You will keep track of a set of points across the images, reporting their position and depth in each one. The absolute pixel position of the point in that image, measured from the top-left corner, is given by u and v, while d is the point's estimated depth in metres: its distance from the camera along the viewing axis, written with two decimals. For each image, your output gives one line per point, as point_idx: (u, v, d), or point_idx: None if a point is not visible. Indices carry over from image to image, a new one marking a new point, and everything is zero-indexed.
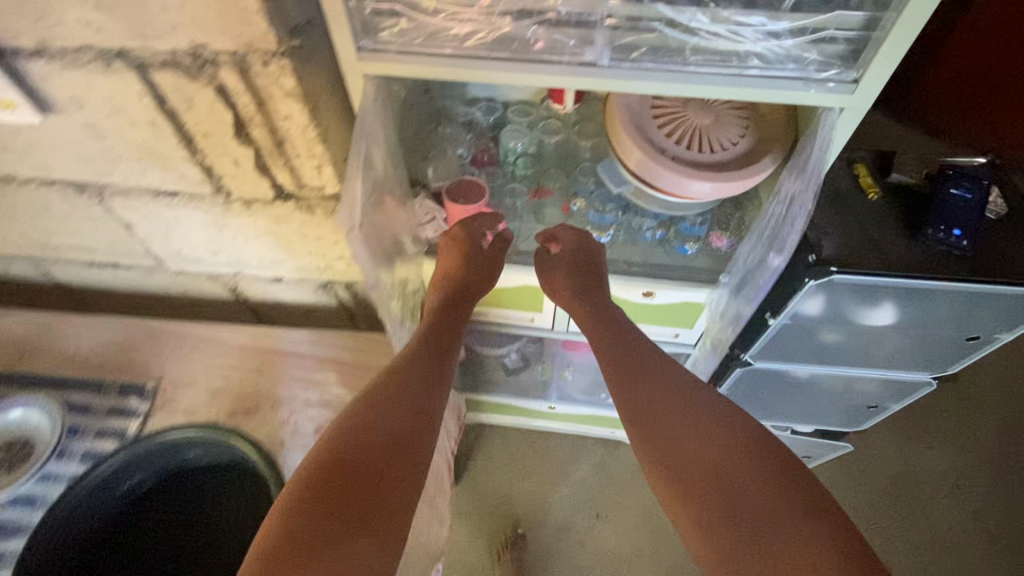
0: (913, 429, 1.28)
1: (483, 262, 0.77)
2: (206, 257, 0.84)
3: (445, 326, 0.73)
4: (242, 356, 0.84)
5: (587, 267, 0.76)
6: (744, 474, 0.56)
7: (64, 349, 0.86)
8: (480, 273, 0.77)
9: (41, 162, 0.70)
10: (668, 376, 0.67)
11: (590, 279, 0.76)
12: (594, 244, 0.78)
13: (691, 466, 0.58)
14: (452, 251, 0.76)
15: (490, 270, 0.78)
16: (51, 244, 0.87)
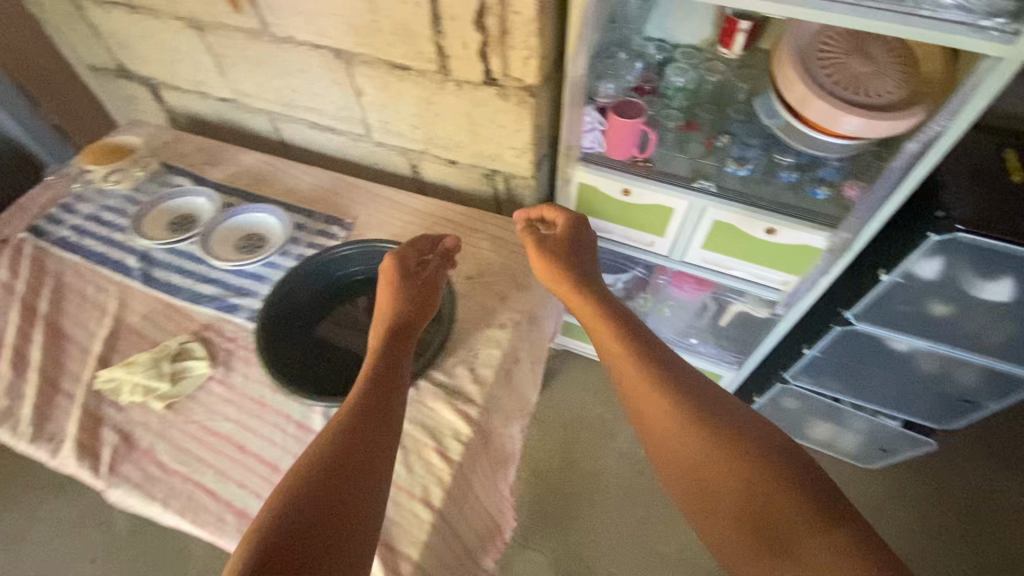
0: (992, 459, 1.35)
1: (421, 284, 0.83)
2: (406, 132, 1.05)
3: (403, 330, 0.77)
4: (416, 216, 1.05)
5: (586, 260, 0.91)
6: (762, 489, 0.59)
7: (287, 184, 1.11)
8: (418, 296, 0.82)
9: (318, 27, 0.92)
10: (691, 392, 0.70)
11: (578, 262, 0.89)
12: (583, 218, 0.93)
13: (716, 487, 0.62)
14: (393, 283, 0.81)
15: (430, 287, 0.83)
16: (293, 102, 1.11)
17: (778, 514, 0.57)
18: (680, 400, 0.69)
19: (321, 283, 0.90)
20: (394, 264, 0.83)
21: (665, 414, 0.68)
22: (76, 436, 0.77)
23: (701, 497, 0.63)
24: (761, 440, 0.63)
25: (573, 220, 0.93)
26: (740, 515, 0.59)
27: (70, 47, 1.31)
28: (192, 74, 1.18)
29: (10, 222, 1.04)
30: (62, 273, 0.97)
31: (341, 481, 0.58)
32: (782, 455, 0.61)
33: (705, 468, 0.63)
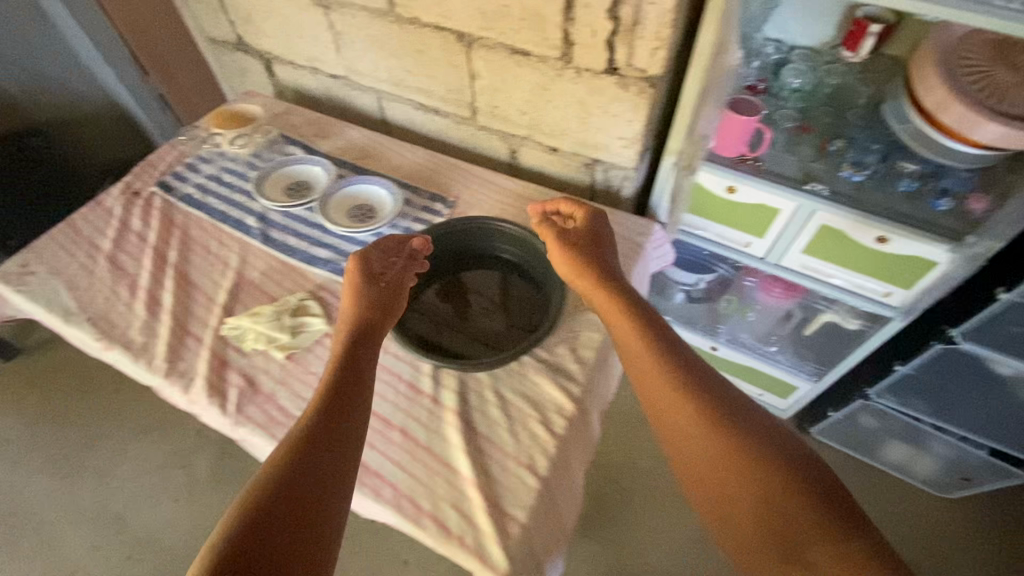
0: None
1: (383, 289, 0.82)
2: (512, 117, 1.07)
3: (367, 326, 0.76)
4: (515, 199, 1.07)
5: (604, 246, 0.85)
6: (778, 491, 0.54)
7: (391, 161, 1.15)
8: (380, 301, 0.80)
9: (446, 9, 0.95)
10: (705, 385, 0.64)
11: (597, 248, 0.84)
12: (599, 210, 0.89)
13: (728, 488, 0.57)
14: (355, 290, 0.79)
15: (392, 293, 0.82)
16: (404, 82, 1.15)
17: (795, 527, 0.52)
18: (694, 393, 0.63)
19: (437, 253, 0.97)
20: (355, 268, 0.81)
21: (678, 406, 0.63)
22: (205, 376, 0.82)
23: (713, 497, 0.58)
24: (777, 443, 0.58)
25: (591, 211, 0.88)
26: (755, 517, 0.55)
27: (193, 19, 1.39)
28: (307, 50, 1.24)
29: (140, 177, 1.11)
30: (189, 226, 1.03)
31: (303, 487, 0.56)
32: (802, 466, 0.56)
33: (716, 469, 0.58)
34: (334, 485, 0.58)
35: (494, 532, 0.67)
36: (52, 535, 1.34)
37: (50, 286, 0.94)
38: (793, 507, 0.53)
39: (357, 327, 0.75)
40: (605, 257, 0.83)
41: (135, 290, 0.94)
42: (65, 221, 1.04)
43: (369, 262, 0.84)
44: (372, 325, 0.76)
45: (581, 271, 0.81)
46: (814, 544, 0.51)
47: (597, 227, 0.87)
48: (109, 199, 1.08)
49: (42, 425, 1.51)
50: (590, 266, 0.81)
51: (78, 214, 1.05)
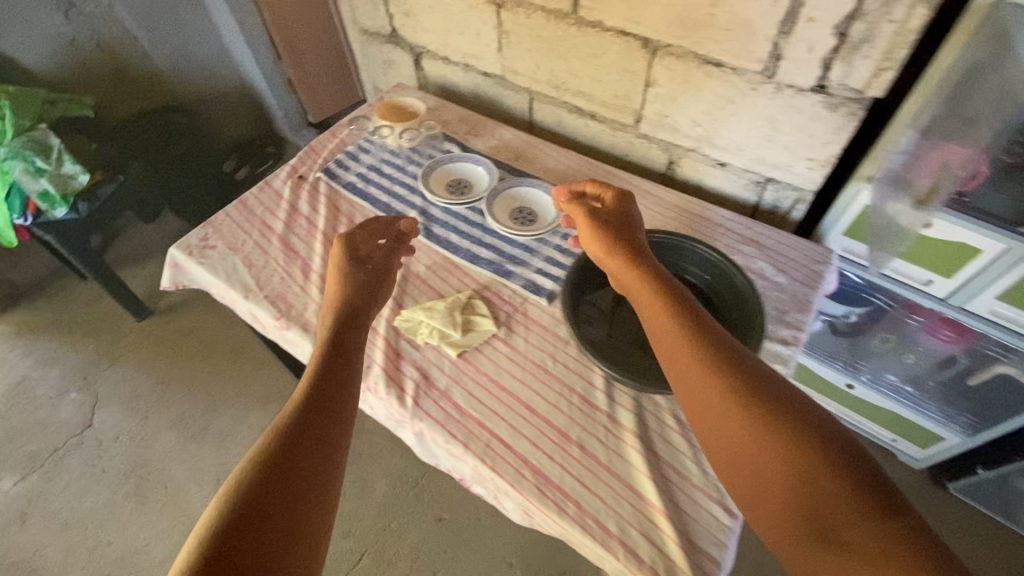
0: None
1: (371, 271, 0.84)
2: (684, 128, 1.03)
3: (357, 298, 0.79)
4: (678, 213, 1.03)
5: (623, 226, 0.81)
6: (809, 467, 0.50)
7: (546, 164, 1.14)
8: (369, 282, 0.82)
9: (637, 13, 0.93)
10: (729, 354, 0.60)
11: (625, 227, 0.81)
12: (626, 192, 0.86)
13: (756, 469, 0.52)
14: (348, 268, 0.81)
15: (379, 273, 0.84)
16: (566, 85, 1.14)
17: (828, 504, 0.48)
18: (718, 362, 0.59)
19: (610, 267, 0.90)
20: (341, 251, 0.83)
21: (699, 378, 0.59)
22: (383, 366, 0.82)
23: (742, 471, 0.53)
24: (806, 416, 0.54)
25: (616, 194, 0.86)
26: (788, 500, 0.49)
27: (349, 11, 1.42)
28: (465, 48, 1.25)
29: (305, 161, 1.15)
30: (353, 214, 1.06)
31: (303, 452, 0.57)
32: (833, 440, 0.52)
33: (741, 447, 0.54)
34: (326, 448, 0.59)
35: (690, 569, 0.64)
36: (176, 492, 1.40)
37: (230, 261, 0.98)
38: (827, 482, 0.48)
39: (349, 306, 0.77)
40: (628, 235, 0.80)
41: (307, 272, 0.96)
42: (238, 199, 1.08)
43: (357, 242, 0.86)
44: (362, 304, 0.78)
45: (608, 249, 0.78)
46: (846, 520, 0.46)
47: (621, 209, 0.84)
48: (277, 181, 1.12)
49: (171, 385, 1.59)
50: (614, 245, 0.78)
51: (250, 192, 1.09)
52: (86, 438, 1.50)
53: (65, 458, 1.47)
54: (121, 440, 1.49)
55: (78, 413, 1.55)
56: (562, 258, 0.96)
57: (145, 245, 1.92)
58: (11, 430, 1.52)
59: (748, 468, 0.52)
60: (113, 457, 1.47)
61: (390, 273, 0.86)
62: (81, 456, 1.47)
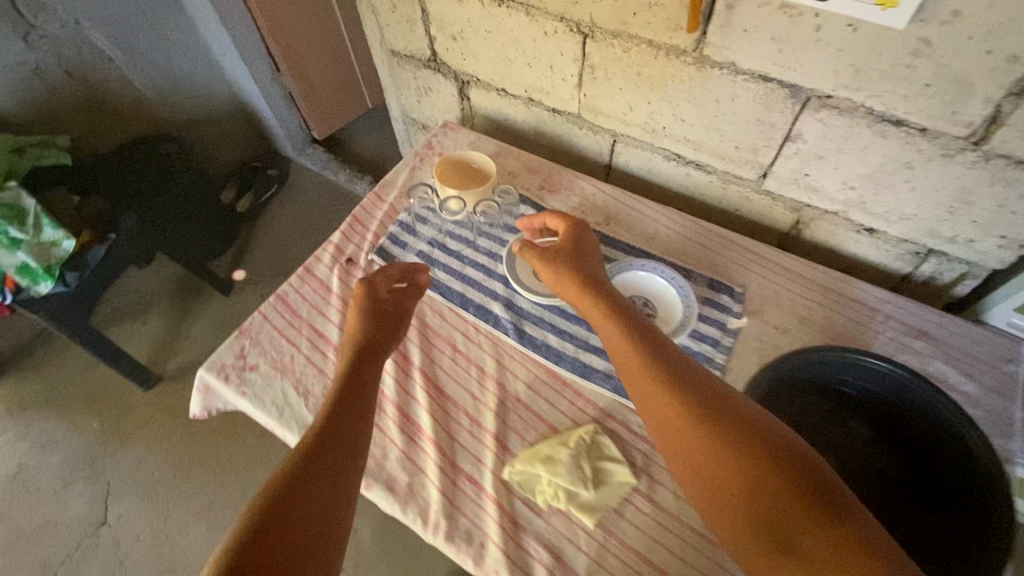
0: None
1: (389, 316, 0.75)
2: (828, 189, 0.84)
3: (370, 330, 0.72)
4: (820, 293, 0.85)
5: (578, 251, 0.77)
6: (767, 483, 0.50)
7: (646, 228, 0.94)
8: (385, 325, 0.74)
9: (792, 59, 0.72)
10: (684, 376, 0.60)
11: (581, 250, 0.77)
12: (581, 221, 0.80)
13: (717, 487, 0.53)
14: (365, 302, 0.74)
15: (396, 314, 0.76)
16: (666, 130, 0.93)
17: (787, 519, 0.49)
18: (677, 387, 0.59)
19: (806, 379, 0.70)
20: (363, 290, 0.75)
21: (659, 408, 0.59)
22: (502, 547, 0.64)
23: (708, 492, 0.53)
24: (761, 430, 0.54)
25: (571, 223, 0.81)
26: (749, 518, 0.50)
27: (375, 29, 1.18)
28: (530, 80, 1.02)
29: (350, 238, 0.94)
30: (422, 310, 0.85)
31: (309, 492, 0.55)
32: (789, 450, 0.52)
33: (704, 470, 0.54)
34: (338, 490, 0.57)
35: None
36: None
37: (279, 388, 0.78)
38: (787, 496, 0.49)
39: (364, 340, 0.71)
40: (586, 258, 0.76)
41: (379, 401, 0.76)
42: (276, 294, 0.87)
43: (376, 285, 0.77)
44: (376, 334, 0.73)
45: (560, 275, 0.74)
46: (808, 532, 0.47)
47: (576, 232, 0.79)
48: (321, 267, 0.91)
49: (192, 468, 1.40)
50: (569, 275, 0.74)
51: (289, 284, 0.89)
52: (102, 538, 1.32)
53: (80, 564, 1.29)
54: (142, 539, 1.31)
55: (90, 507, 1.36)
56: None
57: (143, 296, 1.69)
58: (14, 534, 1.33)
59: (712, 488, 0.53)
60: (136, 561, 1.29)
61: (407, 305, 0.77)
62: (100, 561, 1.29)
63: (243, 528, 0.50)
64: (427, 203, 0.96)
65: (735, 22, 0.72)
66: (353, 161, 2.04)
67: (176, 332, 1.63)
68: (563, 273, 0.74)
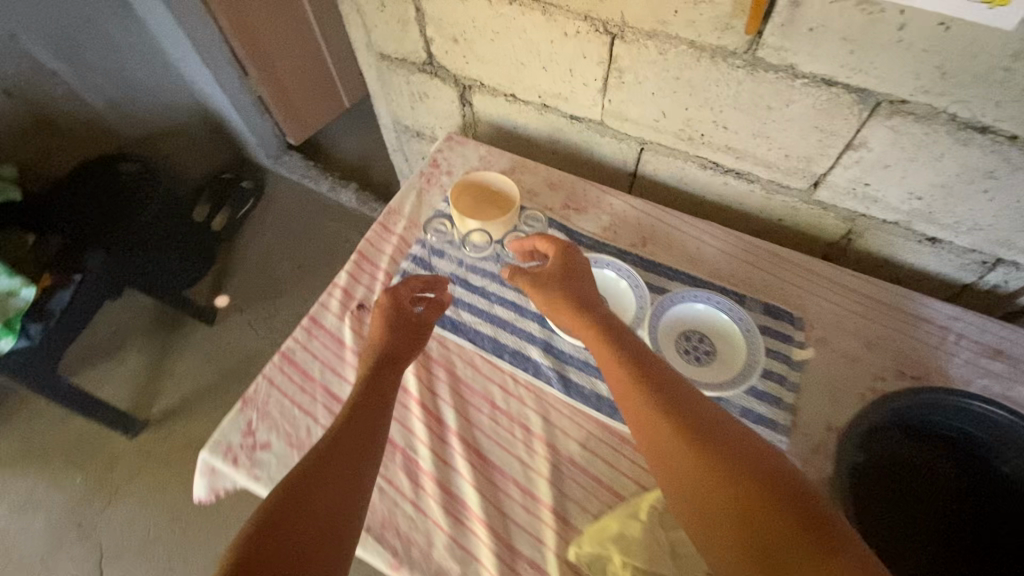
0: None
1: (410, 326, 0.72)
2: (890, 200, 0.76)
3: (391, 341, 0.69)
4: (883, 312, 0.79)
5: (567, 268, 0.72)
6: (755, 498, 0.45)
7: (687, 248, 0.85)
8: (406, 337, 0.71)
9: (866, 61, 0.63)
10: (673, 389, 0.56)
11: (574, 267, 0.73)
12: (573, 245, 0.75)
13: (703, 501, 0.47)
14: (387, 312, 0.72)
15: (417, 325, 0.73)
16: (704, 138, 0.83)
17: (776, 540, 0.43)
18: (667, 402, 0.55)
19: (905, 422, 0.63)
20: (386, 300, 0.72)
21: (645, 416, 0.54)
22: None
23: (693, 506, 0.48)
24: (751, 448, 0.49)
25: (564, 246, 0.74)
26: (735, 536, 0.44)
27: (361, 31, 1.05)
28: (544, 84, 0.91)
29: (358, 279, 0.83)
30: (451, 361, 0.76)
31: (316, 494, 0.52)
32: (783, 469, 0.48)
33: (688, 483, 0.49)
34: (345, 497, 0.53)
35: None
36: None
37: None
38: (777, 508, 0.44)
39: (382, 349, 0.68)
40: (574, 275, 0.71)
41: (415, 476, 0.67)
42: (281, 352, 0.77)
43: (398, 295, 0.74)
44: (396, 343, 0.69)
45: (547, 286, 0.71)
46: (795, 546, 0.42)
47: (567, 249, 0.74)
48: (329, 316, 0.80)
49: (190, 520, 1.29)
50: (556, 292, 0.70)
51: (295, 340, 0.78)
52: None
53: None
54: None
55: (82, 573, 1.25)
56: (764, 409, 0.70)
57: (117, 331, 1.55)
58: None
59: (696, 501, 0.48)
60: None
61: (425, 316, 0.74)
62: None
63: (247, 526, 0.48)
64: (442, 237, 0.85)
65: (800, 20, 0.62)
66: (334, 168, 1.89)
67: (158, 369, 1.50)
68: (550, 284, 0.70)
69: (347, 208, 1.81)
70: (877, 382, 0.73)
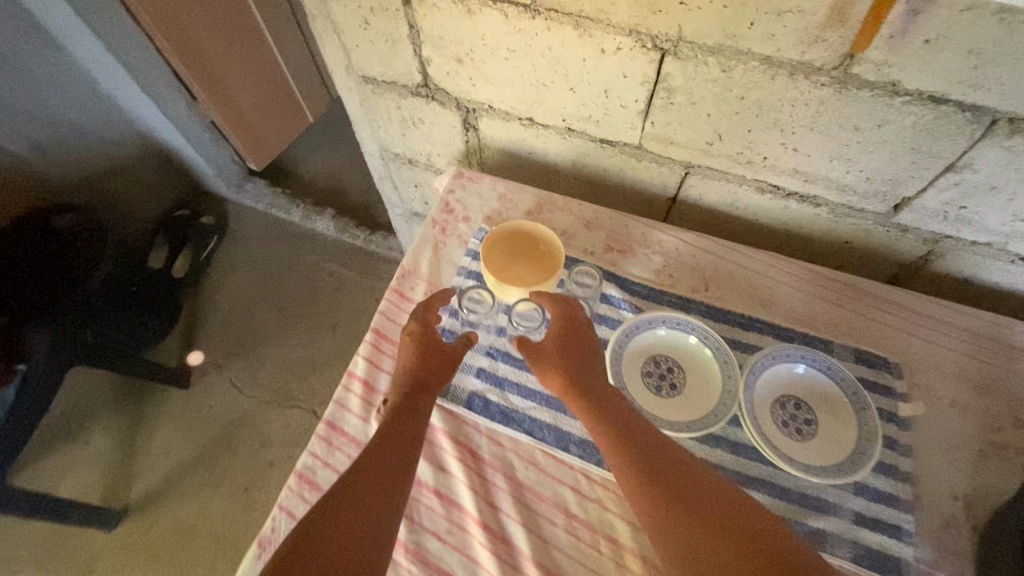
0: None
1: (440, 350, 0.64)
2: (988, 222, 0.67)
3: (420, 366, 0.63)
4: (982, 347, 0.70)
5: (567, 347, 0.62)
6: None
7: (753, 288, 0.74)
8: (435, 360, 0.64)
9: (992, 76, 0.52)
10: (679, 466, 0.52)
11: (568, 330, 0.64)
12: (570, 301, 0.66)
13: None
14: (419, 337, 0.64)
15: (449, 356, 0.65)
16: (767, 162, 0.72)
17: None
18: (654, 475, 0.51)
19: None
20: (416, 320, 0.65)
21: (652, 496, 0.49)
22: None
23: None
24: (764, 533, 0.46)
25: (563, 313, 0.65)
26: None
27: (339, 51, 0.88)
28: (570, 107, 0.78)
29: (378, 361, 0.70)
30: (508, 461, 0.63)
31: (339, 523, 0.47)
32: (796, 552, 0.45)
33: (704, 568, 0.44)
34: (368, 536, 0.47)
35: None
36: None
37: None
38: None
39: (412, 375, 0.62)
40: (575, 345, 0.63)
41: None
42: (297, 472, 0.62)
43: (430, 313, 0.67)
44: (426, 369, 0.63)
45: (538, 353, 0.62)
46: None
47: (570, 318, 0.65)
48: (349, 415, 0.66)
49: None
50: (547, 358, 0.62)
51: (313, 454, 0.64)
52: None
53: None
54: None
55: None
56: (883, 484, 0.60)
57: (75, 409, 1.35)
58: None
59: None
60: None
61: (458, 345, 0.66)
62: None
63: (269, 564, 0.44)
64: (479, 313, 0.70)
65: (916, 32, 0.51)
66: (304, 192, 1.70)
67: (130, 448, 1.31)
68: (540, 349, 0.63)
69: (325, 237, 1.63)
70: (991, 433, 0.65)
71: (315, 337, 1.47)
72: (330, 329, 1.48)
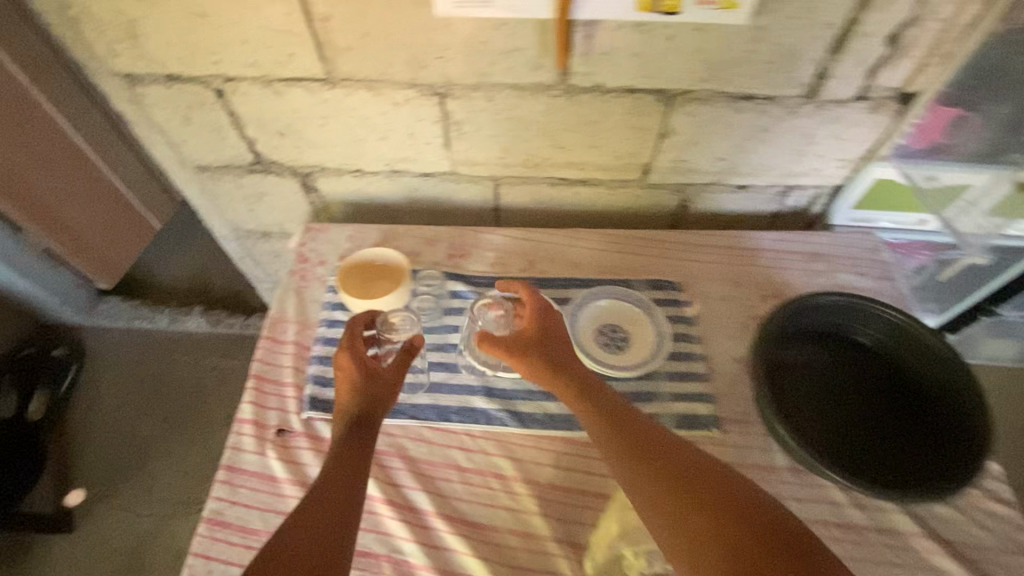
0: None
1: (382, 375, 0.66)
2: (706, 166, 0.92)
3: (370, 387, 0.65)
4: (733, 254, 0.94)
5: (549, 337, 0.67)
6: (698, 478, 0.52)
7: (568, 257, 0.93)
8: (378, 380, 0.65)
9: (654, 68, 0.77)
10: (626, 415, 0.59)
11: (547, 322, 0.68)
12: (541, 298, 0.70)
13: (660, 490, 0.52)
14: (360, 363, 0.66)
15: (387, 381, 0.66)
16: (547, 161, 0.93)
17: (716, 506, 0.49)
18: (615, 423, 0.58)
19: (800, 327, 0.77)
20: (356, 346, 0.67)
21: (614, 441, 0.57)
22: None
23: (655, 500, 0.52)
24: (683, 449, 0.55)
25: (542, 308, 0.69)
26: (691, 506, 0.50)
27: (167, 151, 0.97)
28: (387, 152, 0.93)
29: (268, 403, 0.76)
30: (400, 445, 0.73)
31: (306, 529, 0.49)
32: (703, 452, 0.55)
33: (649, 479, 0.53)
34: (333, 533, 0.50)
35: None
36: None
37: None
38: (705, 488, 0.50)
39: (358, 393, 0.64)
40: (547, 330, 0.68)
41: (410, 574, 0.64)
42: (206, 519, 0.67)
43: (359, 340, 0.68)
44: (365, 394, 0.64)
45: (533, 343, 0.66)
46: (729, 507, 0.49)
47: (546, 311, 0.69)
48: (248, 455, 0.71)
49: None
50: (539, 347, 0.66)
51: (219, 498, 0.68)
52: None
53: None
54: None
55: None
56: (685, 366, 0.79)
57: None
58: None
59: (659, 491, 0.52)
60: None
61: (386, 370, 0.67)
62: None
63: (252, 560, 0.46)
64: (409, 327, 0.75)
65: (596, 49, 0.75)
66: (165, 298, 1.67)
67: None
68: (538, 339, 0.67)
69: (197, 336, 1.60)
70: (751, 310, 0.87)
71: (206, 435, 1.43)
72: (224, 421, 1.45)
